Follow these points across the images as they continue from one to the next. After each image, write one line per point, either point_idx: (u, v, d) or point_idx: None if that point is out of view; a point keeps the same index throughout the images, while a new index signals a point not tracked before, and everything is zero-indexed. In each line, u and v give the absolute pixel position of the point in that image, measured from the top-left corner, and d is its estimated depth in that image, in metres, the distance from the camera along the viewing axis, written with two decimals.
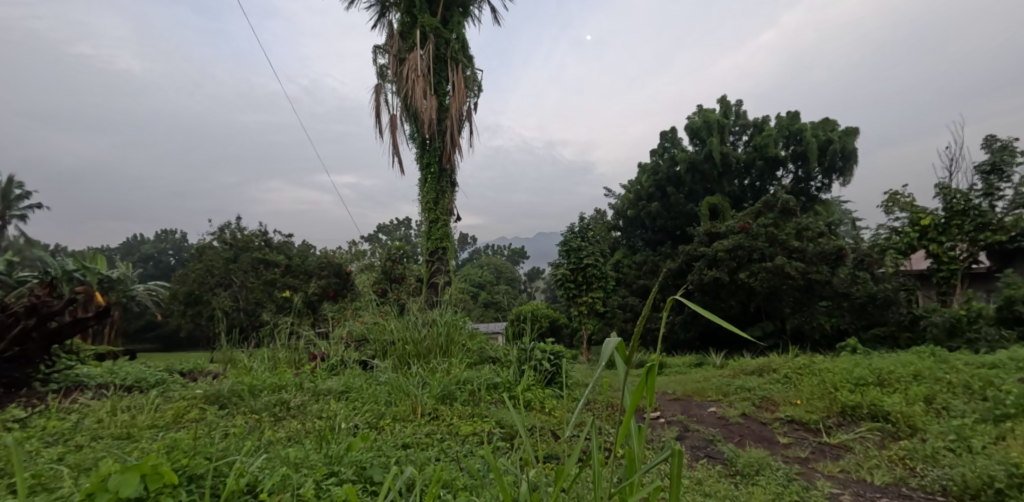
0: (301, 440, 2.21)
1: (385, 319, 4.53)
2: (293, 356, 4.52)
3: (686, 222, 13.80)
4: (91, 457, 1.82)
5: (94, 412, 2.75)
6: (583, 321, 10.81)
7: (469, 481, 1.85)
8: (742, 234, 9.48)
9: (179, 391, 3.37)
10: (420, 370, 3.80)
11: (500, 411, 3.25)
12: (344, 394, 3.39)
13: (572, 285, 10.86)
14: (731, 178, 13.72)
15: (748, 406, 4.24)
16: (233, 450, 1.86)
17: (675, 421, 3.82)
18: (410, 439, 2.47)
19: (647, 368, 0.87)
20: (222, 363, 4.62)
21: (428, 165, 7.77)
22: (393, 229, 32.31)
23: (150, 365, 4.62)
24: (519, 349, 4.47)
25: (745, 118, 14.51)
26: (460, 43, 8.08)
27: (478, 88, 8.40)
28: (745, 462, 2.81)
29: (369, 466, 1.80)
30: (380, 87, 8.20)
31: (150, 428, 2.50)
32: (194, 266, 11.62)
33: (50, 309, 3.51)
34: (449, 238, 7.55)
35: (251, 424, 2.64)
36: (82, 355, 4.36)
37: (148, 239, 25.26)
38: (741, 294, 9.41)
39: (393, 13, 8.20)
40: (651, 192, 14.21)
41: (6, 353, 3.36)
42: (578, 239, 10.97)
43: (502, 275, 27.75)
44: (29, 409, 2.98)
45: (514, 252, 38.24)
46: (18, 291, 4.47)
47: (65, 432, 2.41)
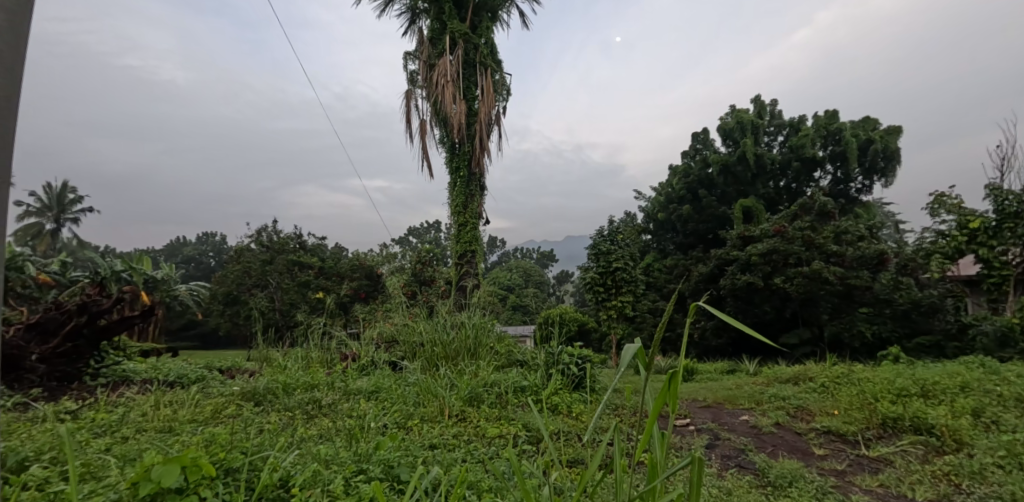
0: (332, 437, 2.27)
1: (415, 321, 4.59)
2: (325, 356, 4.64)
3: (718, 225, 13.48)
4: (135, 448, 1.91)
5: (140, 406, 2.88)
6: (612, 325, 10.73)
7: (493, 483, 1.86)
8: (778, 237, 9.20)
9: (218, 387, 3.52)
10: (448, 372, 3.85)
11: (526, 414, 3.26)
12: (374, 395, 3.47)
13: (601, 289, 10.81)
14: (766, 180, 13.43)
15: (782, 415, 4.12)
16: (268, 446, 1.93)
17: (705, 429, 3.75)
18: (437, 440, 2.50)
19: (671, 374, 0.87)
20: (258, 362, 4.81)
21: (457, 169, 7.85)
22: (425, 232, 32.68)
23: (191, 362, 4.82)
24: (546, 352, 4.46)
25: (781, 118, 14.18)
26: (489, 48, 8.17)
27: (506, 92, 8.49)
28: (778, 474, 2.73)
29: (395, 465, 1.82)
30: (410, 93, 8.37)
31: (189, 422, 2.62)
32: (232, 267, 12.01)
33: (99, 308, 3.74)
34: (478, 241, 7.63)
35: (285, 421, 2.73)
36: (128, 352, 4.61)
37: (189, 243, 26.55)
38: (775, 300, 9.24)
39: (423, 20, 8.36)
40: (681, 194, 13.99)
41: (60, 348, 3.58)
42: (606, 243, 10.89)
43: (531, 278, 27.77)
44: (81, 401, 3.15)
45: (542, 255, 38.45)
46: (70, 291, 4.76)
47: (112, 424, 2.54)
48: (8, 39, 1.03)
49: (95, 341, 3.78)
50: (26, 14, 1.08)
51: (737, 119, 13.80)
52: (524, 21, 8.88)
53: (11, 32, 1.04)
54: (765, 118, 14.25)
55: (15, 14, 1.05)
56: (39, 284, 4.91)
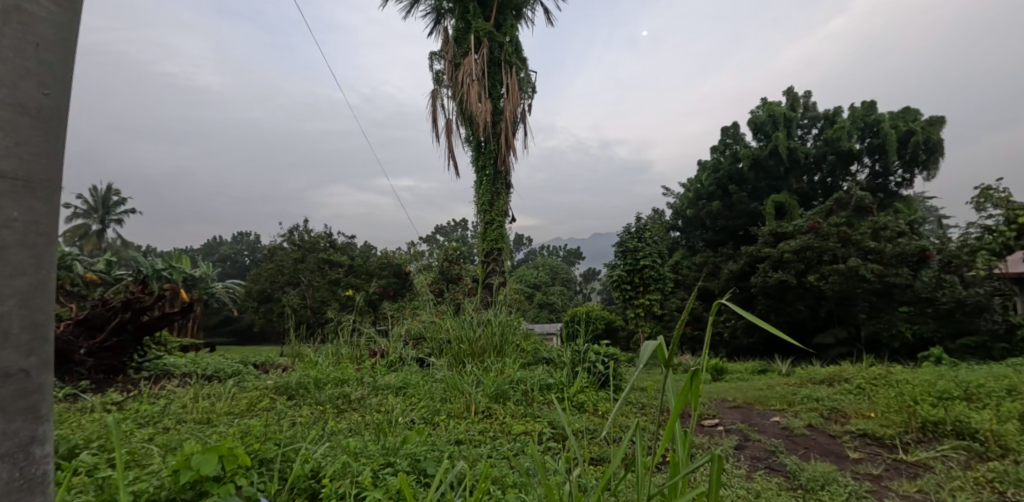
0: (360, 431, 2.32)
1: (442, 319, 4.66)
2: (354, 353, 4.75)
3: (749, 222, 13.17)
4: (176, 438, 2.01)
5: (179, 399, 3.02)
6: (640, 324, 10.62)
7: (518, 479, 1.86)
8: (812, 233, 8.93)
9: (253, 382, 3.64)
10: (475, 369, 3.89)
11: (552, 411, 3.27)
12: (402, 390, 3.53)
13: (628, 287, 10.71)
14: (799, 175, 13.06)
15: (815, 417, 4.01)
16: (299, 438, 2.00)
17: (734, 430, 3.68)
18: (463, 436, 2.53)
19: (692, 372, 0.86)
20: (291, 357, 4.96)
21: (483, 168, 7.89)
22: (452, 230, 32.91)
23: (228, 357, 5.00)
24: (572, 350, 4.45)
25: (815, 110, 13.75)
26: (514, 46, 8.17)
27: (531, 90, 8.49)
28: (810, 476, 2.66)
29: (422, 459, 1.86)
30: (437, 93, 8.45)
31: (226, 414, 2.73)
32: (266, 265, 12.37)
33: (142, 305, 3.91)
34: (504, 239, 7.66)
35: (317, 414, 2.81)
36: (169, 346, 4.82)
37: (226, 242, 27.46)
38: (809, 299, 8.98)
39: (448, 19, 8.43)
40: (711, 190, 13.72)
41: (106, 342, 3.76)
42: (634, 240, 10.79)
43: (558, 276, 27.67)
44: (126, 393, 3.31)
45: (569, 253, 38.31)
46: (115, 288, 5.00)
47: (154, 415, 2.66)
48: (56, 53, 1.09)
49: (138, 336, 3.97)
50: (72, 26, 1.14)
51: (769, 112, 13.44)
52: (549, 18, 8.85)
53: (58, 45, 1.10)
54: (799, 110, 13.84)
55: (63, 28, 1.11)
56: (87, 282, 5.17)
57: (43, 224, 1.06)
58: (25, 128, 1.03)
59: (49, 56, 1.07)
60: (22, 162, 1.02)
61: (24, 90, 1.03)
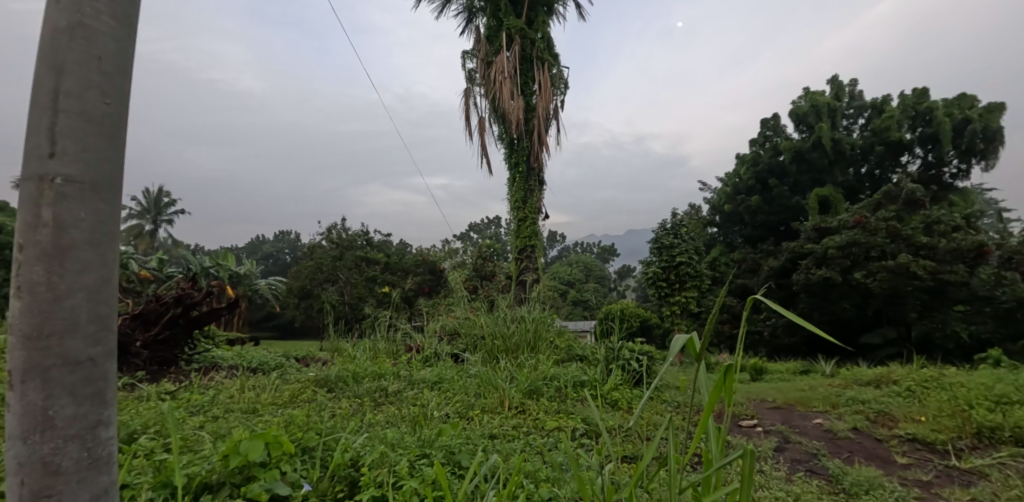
0: (398, 423, 2.39)
1: (476, 315, 4.72)
2: (391, 348, 4.86)
3: (791, 217, 12.72)
4: (225, 426, 2.11)
5: (227, 389, 3.17)
6: (676, 322, 10.43)
7: (551, 474, 1.87)
8: (858, 228, 8.55)
9: (295, 374, 3.79)
10: (509, 365, 3.92)
11: (586, 408, 3.27)
12: (437, 385, 3.59)
13: (664, 284, 10.52)
14: (845, 167, 12.49)
15: (860, 420, 3.85)
16: (339, 429, 2.07)
17: (774, 431, 3.58)
18: (497, 430, 2.56)
19: (725, 368, 0.86)
20: (331, 352, 5.12)
21: (516, 165, 7.91)
22: (485, 227, 33.13)
23: (271, 351, 5.21)
24: (606, 348, 4.43)
25: (862, 99, 13.15)
26: (545, 42, 8.16)
27: (563, 86, 8.46)
28: (853, 481, 2.56)
29: (456, 452, 1.89)
30: (469, 91, 8.52)
31: (270, 404, 2.85)
32: (306, 263, 12.77)
33: (192, 300, 4.12)
34: (537, 236, 7.66)
35: (355, 406, 2.90)
36: (217, 340, 5.06)
37: (268, 241, 28.54)
38: (855, 297, 8.61)
39: (480, 18, 8.49)
40: (750, 185, 13.33)
41: (160, 335, 3.98)
42: (669, 236, 10.60)
43: (591, 273, 27.48)
44: (178, 383, 3.50)
45: (603, 250, 37.97)
46: (168, 285, 5.28)
47: (205, 404, 2.81)
48: (117, 64, 1.17)
49: (188, 330, 4.18)
50: (132, 39, 1.21)
51: (812, 102, 12.93)
52: (581, 13, 8.78)
53: (118, 57, 1.17)
54: (844, 99, 13.27)
55: (124, 42, 1.18)
56: (142, 279, 5.48)
57: (108, 225, 1.14)
58: (90, 136, 1.11)
59: (111, 68, 1.15)
60: (89, 167, 1.10)
61: (89, 100, 1.11)
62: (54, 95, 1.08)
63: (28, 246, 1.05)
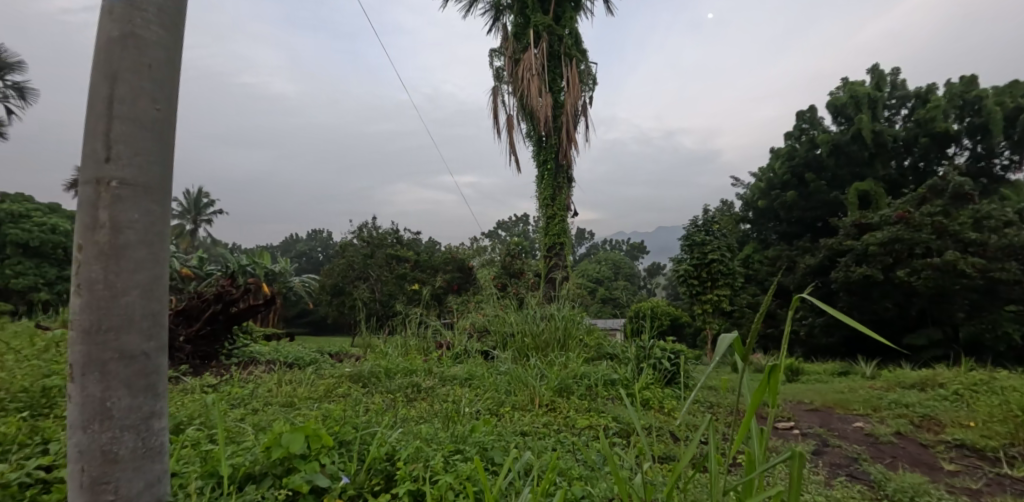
0: (431, 419, 2.42)
1: (505, 312, 4.75)
2: (422, 344, 4.93)
3: (828, 212, 12.29)
4: (265, 419, 2.19)
5: (266, 383, 3.28)
6: (707, 320, 10.23)
7: (584, 472, 1.86)
8: (901, 224, 8.19)
9: (330, 370, 3.89)
10: (539, 363, 3.92)
11: (617, 407, 3.24)
12: (468, 381, 3.63)
13: (695, 282, 10.31)
14: (887, 160, 11.95)
15: (904, 424, 3.70)
16: (375, 423, 2.11)
17: (812, 434, 3.47)
18: (527, 428, 2.57)
19: (770, 367, 0.83)
20: (363, 347, 5.23)
21: (545, 162, 7.89)
22: (513, 225, 33.17)
23: (306, 346, 5.36)
24: (637, 346, 4.38)
25: (904, 89, 12.59)
26: (573, 38, 8.10)
27: (591, 82, 8.39)
28: (897, 487, 2.46)
29: (489, 448, 1.90)
30: (497, 89, 8.53)
31: (306, 398, 2.93)
32: (338, 261, 13.04)
33: (231, 297, 4.27)
34: (566, 233, 7.63)
35: (388, 402, 2.95)
36: (255, 335, 5.23)
37: (302, 239, 29.27)
38: (897, 296, 8.27)
39: (507, 16, 8.48)
40: (785, 180, 12.95)
41: (201, 331, 4.14)
42: (701, 233, 10.39)
43: (621, 270, 27.17)
44: (219, 377, 3.64)
45: (632, 247, 37.52)
46: (208, 282, 5.48)
47: (245, 397, 2.91)
48: (167, 72, 1.22)
49: (228, 325, 4.33)
50: (180, 48, 1.26)
51: (851, 93, 12.45)
52: (609, 7, 8.67)
53: (167, 65, 1.21)
54: (885, 89, 12.73)
55: (172, 49, 1.23)
56: (184, 277, 5.71)
57: (160, 225, 1.19)
58: (143, 141, 1.16)
59: (161, 75, 1.20)
60: (142, 171, 1.16)
61: (141, 106, 1.16)
62: (109, 103, 1.13)
63: (87, 246, 1.11)
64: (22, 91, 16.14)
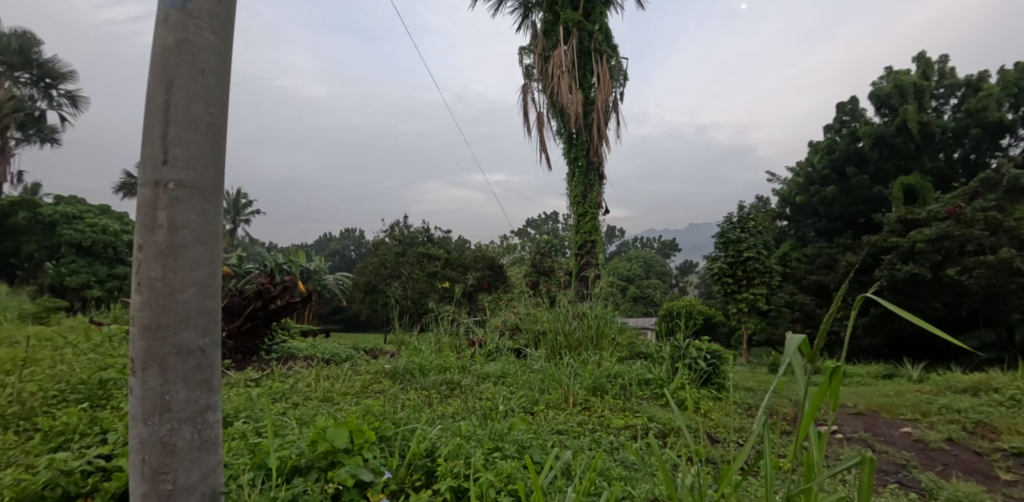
0: (467, 416, 2.43)
1: (537, 310, 4.74)
2: (455, 342, 4.97)
3: (871, 208, 11.79)
4: (308, 413, 2.24)
5: (305, 378, 3.37)
6: (743, 320, 9.97)
7: (624, 472, 1.84)
8: (951, 220, 7.78)
9: (366, 366, 3.96)
10: (572, 361, 3.89)
11: (651, 407, 3.19)
12: (501, 379, 3.64)
13: (730, 280, 10.04)
14: (934, 152, 11.36)
15: (956, 430, 3.51)
16: (413, 419, 2.14)
17: (856, 439, 3.33)
18: (562, 426, 2.55)
19: (832, 370, 0.80)
20: (396, 344, 5.31)
21: (575, 159, 7.83)
22: (542, 222, 33.06)
23: (341, 343, 5.48)
24: (672, 346, 4.30)
25: (954, 77, 11.95)
26: (604, 33, 8.01)
27: (622, 78, 8.28)
28: (950, 497, 2.34)
29: (528, 446, 1.90)
30: (527, 87, 8.51)
31: (345, 394, 3.00)
32: (370, 259, 13.28)
33: (271, 294, 4.41)
34: (597, 231, 7.56)
35: (424, 398, 2.99)
36: (292, 331, 5.38)
37: (336, 238, 29.97)
38: (947, 295, 7.87)
39: (536, 13, 8.45)
40: (825, 174, 12.49)
41: (243, 326, 4.29)
42: (736, 230, 10.13)
43: (652, 268, 26.76)
44: (261, 372, 3.76)
45: (664, 245, 36.88)
46: (248, 280, 5.67)
47: (286, 391, 3.00)
48: (219, 78, 1.26)
49: (268, 321, 4.47)
50: (230, 53, 1.30)
51: (895, 83, 11.89)
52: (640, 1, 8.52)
53: (219, 70, 1.25)
54: (932, 78, 12.12)
55: (223, 55, 1.27)
56: (225, 275, 5.92)
57: (214, 225, 1.23)
58: (198, 144, 1.20)
59: (213, 80, 1.24)
60: (196, 173, 1.20)
61: (195, 111, 1.20)
62: (166, 108, 1.18)
63: (147, 246, 1.16)
64: (75, 99, 17.04)
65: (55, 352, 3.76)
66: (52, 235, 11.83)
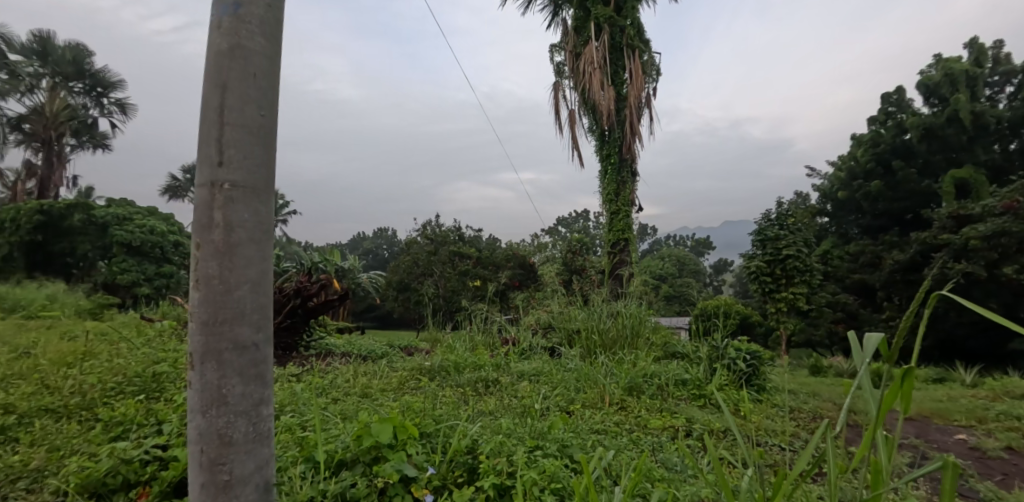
0: (505, 414, 2.44)
1: (571, 309, 4.71)
2: (488, 340, 4.98)
3: (920, 204, 11.20)
4: (350, 408, 2.29)
5: (344, 374, 3.44)
6: (782, 320, 9.66)
7: (667, 474, 1.80)
8: (1008, 215, 7.34)
9: (402, 363, 4.02)
10: (607, 361, 3.85)
11: (689, 408, 3.13)
12: (536, 377, 3.63)
13: (768, 279, 9.73)
14: (988, 143, 10.76)
15: (1016, 439, 3.31)
16: (453, 416, 2.15)
17: (907, 446, 3.17)
18: (599, 426, 2.52)
19: (903, 373, 0.75)
20: (430, 342, 5.37)
21: (608, 157, 7.74)
22: (572, 221, 32.84)
23: (377, 340, 5.58)
24: (710, 346, 4.19)
25: (1010, 64, 11.28)
26: (636, 28, 7.89)
27: (654, 73, 8.13)
28: None
29: (568, 445, 1.89)
30: (558, 84, 8.47)
31: (382, 390, 3.05)
32: (403, 258, 13.48)
33: (309, 292, 4.52)
34: (631, 229, 7.46)
35: (460, 395, 3.01)
36: (329, 328, 5.51)
37: (369, 238, 30.57)
38: (1004, 295, 7.43)
39: (566, 10, 8.39)
40: (869, 168, 11.96)
41: (283, 323, 4.43)
42: (774, 227, 9.80)
43: (686, 267, 26.24)
44: (301, 368, 3.87)
45: (698, 243, 36.08)
46: (287, 278, 5.84)
47: (326, 387, 3.08)
48: (270, 80, 1.29)
49: (306, 318, 4.60)
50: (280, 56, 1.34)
51: (945, 70, 11.24)
52: None
53: (269, 73, 1.29)
54: (986, 65, 11.44)
55: (273, 59, 1.30)
56: None
57: (266, 224, 1.27)
58: (250, 146, 1.24)
59: (264, 82, 1.27)
60: (249, 173, 1.23)
61: (248, 113, 1.24)
62: (221, 111, 1.22)
63: (204, 244, 1.20)
64: (125, 106, 17.93)
65: (111, 346, 3.96)
66: (105, 236, 12.48)
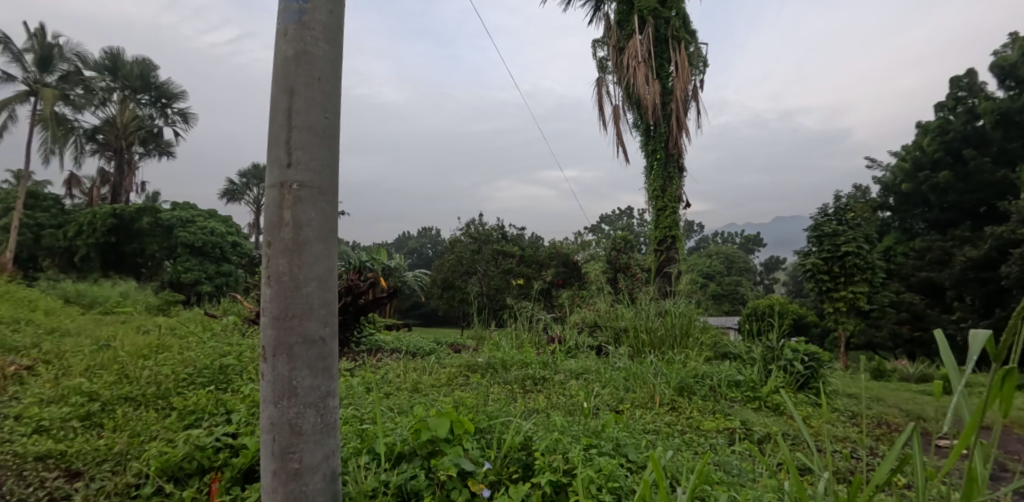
0: (556, 411, 2.43)
1: (617, 307, 4.65)
2: (534, 338, 4.98)
3: (995, 195, 10.34)
4: (405, 403, 2.35)
5: (394, 370, 3.54)
6: (840, 320, 9.18)
7: (726, 478, 1.75)
8: None
9: (449, 359, 4.09)
10: (656, 360, 3.78)
11: (743, 411, 3.02)
12: (583, 375, 3.61)
13: (825, 277, 9.26)
14: None
15: None
16: (506, 413, 2.17)
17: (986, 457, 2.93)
18: (650, 426, 2.48)
19: (1002, 374, 0.69)
20: (476, 339, 5.44)
21: (654, 152, 7.57)
22: (615, 218, 32.38)
23: (424, 337, 5.69)
24: (764, 346, 4.03)
25: None
26: (681, 19, 7.69)
27: (701, 65, 7.90)
28: None
29: (622, 444, 1.87)
30: (601, 80, 8.36)
31: (431, 386, 3.11)
32: (447, 256, 13.70)
33: (359, 290, 4.59)
34: (678, 226, 7.28)
35: (508, 392, 3.03)
36: (378, 324, 5.67)
37: (414, 237, 31.24)
38: None
39: (608, 4, 8.27)
40: (937, 158, 11.17)
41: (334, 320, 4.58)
42: (832, 223, 9.30)
43: (735, 264, 25.35)
44: (354, 363, 4.00)
45: (747, 240, 34.79)
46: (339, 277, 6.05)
47: (378, 381, 3.17)
48: (331, 82, 1.34)
49: (356, 315, 4.73)
50: (340, 59, 1.39)
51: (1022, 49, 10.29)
52: None
53: (331, 75, 1.34)
54: None
55: (335, 61, 1.35)
56: None
57: (331, 222, 1.32)
58: (315, 146, 1.29)
59: (327, 85, 1.32)
60: (316, 173, 1.29)
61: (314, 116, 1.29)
62: (288, 114, 1.27)
63: (275, 242, 1.26)
64: (187, 115, 19.05)
65: (180, 340, 4.23)
66: (171, 237, 13.31)
